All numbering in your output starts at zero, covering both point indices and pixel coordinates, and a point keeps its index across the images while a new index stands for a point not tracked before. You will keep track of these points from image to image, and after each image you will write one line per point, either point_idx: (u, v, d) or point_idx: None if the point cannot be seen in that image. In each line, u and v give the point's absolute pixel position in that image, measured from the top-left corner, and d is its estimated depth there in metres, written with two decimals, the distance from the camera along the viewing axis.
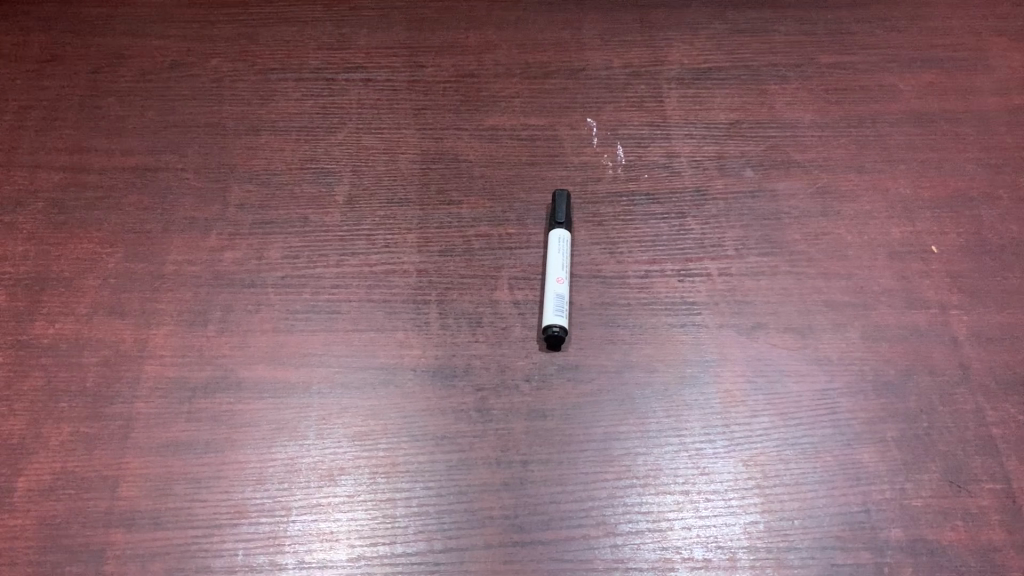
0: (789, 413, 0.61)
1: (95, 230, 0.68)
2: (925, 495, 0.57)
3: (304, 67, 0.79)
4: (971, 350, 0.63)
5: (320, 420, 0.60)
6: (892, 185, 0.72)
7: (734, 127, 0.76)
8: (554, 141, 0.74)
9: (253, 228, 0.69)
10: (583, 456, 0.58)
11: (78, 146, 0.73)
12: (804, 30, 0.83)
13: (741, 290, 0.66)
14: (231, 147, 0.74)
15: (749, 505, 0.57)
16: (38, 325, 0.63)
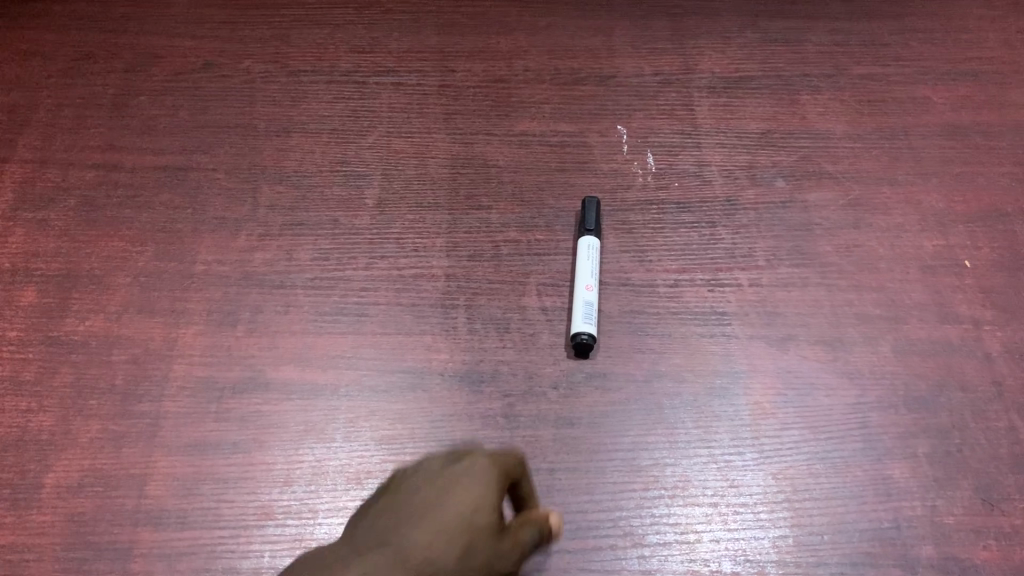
0: (820, 427, 0.60)
1: (126, 229, 0.69)
2: (957, 512, 0.57)
3: (336, 70, 0.79)
4: (1005, 367, 0.63)
5: (348, 422, 0.60)
6: (925, 198, 0.72)
7: (765, 137, 0.75)
8: (584, 148, 0.74)
9: (284, 229, 0.69)
10: (611, 465, 0.58)
11: (110, 145, 0.74)
12: (837, 40, 0.82)
13: (772, 301, 0.66)
14: (263, 148, 0.74)
15: (778, 519, 0.56)
16: (69, 322, 0.64)
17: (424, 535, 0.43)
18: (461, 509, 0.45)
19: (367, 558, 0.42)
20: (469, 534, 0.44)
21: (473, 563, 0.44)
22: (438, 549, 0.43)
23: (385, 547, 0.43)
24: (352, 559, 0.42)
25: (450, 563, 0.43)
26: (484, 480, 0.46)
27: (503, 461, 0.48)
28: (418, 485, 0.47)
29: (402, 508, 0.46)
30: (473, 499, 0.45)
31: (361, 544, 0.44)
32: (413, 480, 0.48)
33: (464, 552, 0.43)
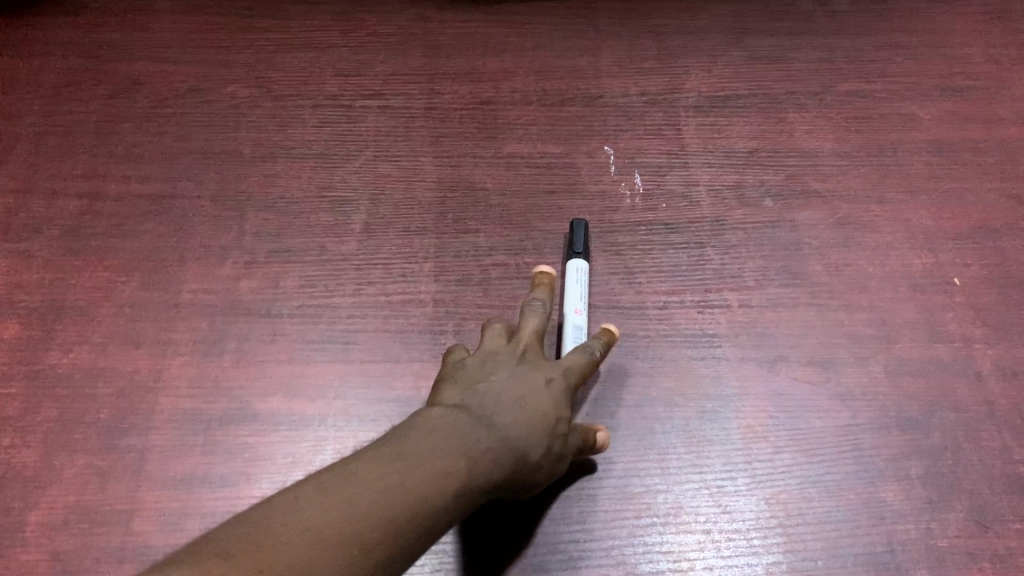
0: (812, 450, 0.60)
1: (111, 258, 0.68)
2: (951, 535, 0.57)
3: (321, 94, 0.79)
4: (997, 386, 0.62)
5: (336, 453, 0.60)
6: (914, 215, 0.71)
7: (752, 156, 0.75)
8: (572, 169, 0.74)
9: (270, 256, 0.68)
10: (602, 492, 0.58)
11: (94, 173, 0.73)
12: (823, 57, 0.82)
13: (762, 322, 0.65)
14: (248, 175, 0.73)
15: (772, 545, 0.56)
16: (53, 355, 0.63)
17: (526, 411, 0.50)
18: (553, 387, 0.53)
19: (483, 424, 0.49)
20: (562, 407, 0.52)
21: (558, 438, 0.52)
22: (541, 419, 0.50)
23: (498, 417, 0.49)
24: (471, 428, 0.48)
25: (552, 433, 0.51)
26: (567, 365, 0.55)
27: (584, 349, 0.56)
28: (505, 364, 0.53)
29: (497, 390, 0.51)
30: (559, 390, 0.53)
31: (469, 413, 0.49)
32: (492, 352, 0.55)
33: (558, 420, 0.52)
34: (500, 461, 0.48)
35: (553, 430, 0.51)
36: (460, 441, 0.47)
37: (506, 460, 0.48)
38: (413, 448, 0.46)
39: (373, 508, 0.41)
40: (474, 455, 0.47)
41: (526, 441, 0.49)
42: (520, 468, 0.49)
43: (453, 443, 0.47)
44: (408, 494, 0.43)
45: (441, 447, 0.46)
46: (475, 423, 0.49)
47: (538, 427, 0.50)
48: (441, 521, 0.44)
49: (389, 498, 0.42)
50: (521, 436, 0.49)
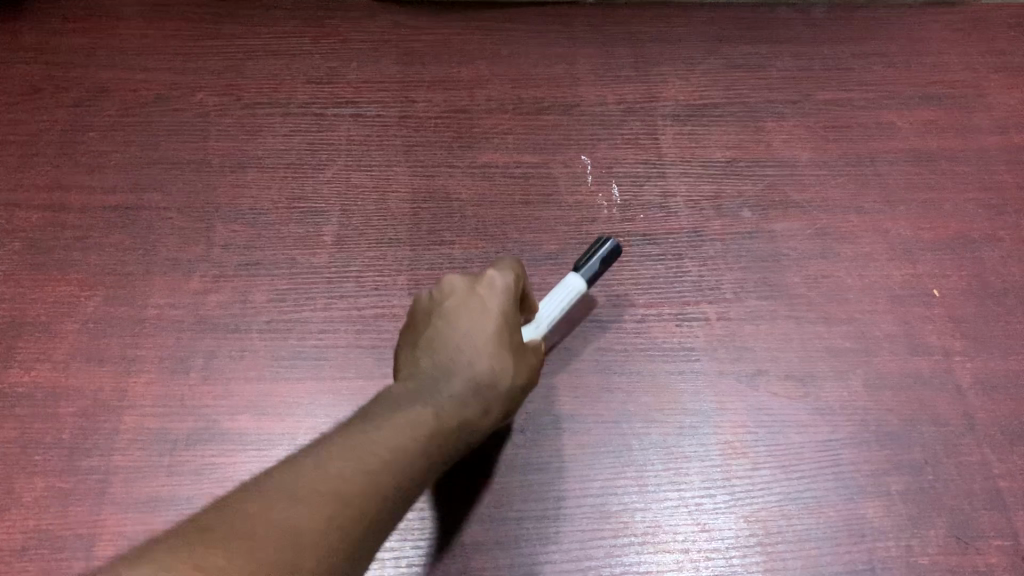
0: (791, 466, 0.59)
1: (74, 272, 0.66)
2: (932, 552, 0.56)
3: (292, 102, 0.77)
4: (976, 399, 0.62)
5: None
6: (893, 226, 0.71)
7: (731, 166, 0.74)
8: (548, 179, 0.73)
9: (238, 269, 0.67)
10: (579, 512, 0.57)
11: (58, 184, 0.71)
12: (801, 66, 0.81)
13: (741, 335, 0.64)
14: (217, 185, 0.71)
15: (751, 564, 0.56)
16: (13, 373, 0.61)
17: (478, 341, 0.53)
18: (495, 306, 0.55)
19: (442, 370, 0.53)
20: (509, 326, 0.55)
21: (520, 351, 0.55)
22: (497, 342, 0.54)
23: (454, 357, 0.53)
24: (431, 378, 0.52)
25: (509, 353, 0.54)
26: (510, 278, 0.57)
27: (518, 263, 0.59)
28: (446, 305, 0.56)
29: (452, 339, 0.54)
30: (497, 311, 0.55)
31: (423, 370, 0.53)
32: (431, 293, 0.57)
33: (513, 340, 0.55)
34: (467, 395, 0.52)
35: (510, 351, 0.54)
36: (421, 396, 0.51)
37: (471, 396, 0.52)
38: (376, 412, 0.49)
39: (352, 457, 0.44)
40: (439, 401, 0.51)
41: (486, 367, 0.53)
42: (492, 393, 0.53)
43: (416, 397, 0.51)
44: (381, 445, 0.46)
45: (402, 404, 0.50)
46: (432, 373, 0.53)
47: (498, 351, 0.54)
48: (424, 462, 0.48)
49: (360, 452, 0.45)
50: (482, 365, 0.53)
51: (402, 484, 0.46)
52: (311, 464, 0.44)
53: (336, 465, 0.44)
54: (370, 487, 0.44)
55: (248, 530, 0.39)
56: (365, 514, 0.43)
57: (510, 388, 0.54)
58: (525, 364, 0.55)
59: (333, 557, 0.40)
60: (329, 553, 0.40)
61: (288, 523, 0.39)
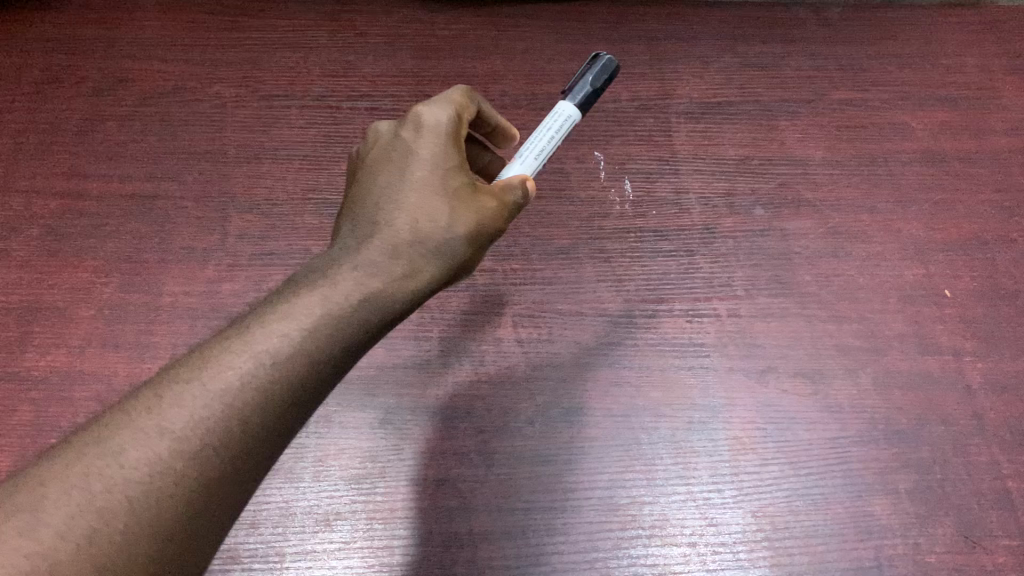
0: (799, 463, 0.59)
1: (91, 258, 0.67)
2: (939, 550, 0.56)
3: (308, 95, 0.78)
4: (986, 399, 0.62)
5: (317, 461, 0.58)
6: (905, 226, 0.71)
7: (744, 164, 0.74)
8: (561, 174, 0.73)
9: (253, 259, 0.67)
10: (588, 504, 0.57)
11: (76, 172, 0.72)
12: (816, 65, 0.81)
13: (751, 331, 0.65)
14: (232, 175, 0.72)
15: (757, 559, 0.56)
16: (30, 357, 0.62)
17: (402, 194, 0.49)
18: (423, 152, 0.51)
19: (363, 233, 0.49)
20: (442, 170, 0.51)
21: (458, 195, 0.50)
22: (423, 193, 0.49)
23: (376, 217, 0.49)
24: (349, 245, 0.48)
25: (442, 203, 0.49)
26: (446, 115, 0.52)
27: (465, 97, 0.54)
28: (372, 157, 0.53)
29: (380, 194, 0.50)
30: (427, 158, 0.51)
31: (346, 234, 0.49)
32: (364, 145, 0.54)
33: (449, 186, 0.50)
34: (392, 255, 0.47)
35: (443, 201, 0.49)
36: (339, 263, 0.47)
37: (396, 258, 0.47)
38: (286, 290, 0.45)
39: (249, 338, 0.42)
40: (353, 269, 0.46)
41: (412, 222, 0.48)
42: (418, 253, 0.48)
43: (330, 268, 0.46)
44: (269, 326, 0.42)
45: (313, 277, 0.46)
46: (352, 236, 0.49)
47: (425, 202, 0.49)
48: (334, 334, 0.43)
49: (245, 336, 0.42)
50: (403, 221, 0.48)
51: (306, 355, 0.42)
52: (185, 365, 0.41)
53: (209, 363, 0.40)
54: (243, 379, 0.40)
55: (72, 469, 0.36)
56: (238, 411, 0.39)
57: (441, 243, 0.48)
58: (466, 210, 0.50)
59: (180, 484, 0.37)
60: (174, 478, 0.37)
61: (129, 447, 0.37)
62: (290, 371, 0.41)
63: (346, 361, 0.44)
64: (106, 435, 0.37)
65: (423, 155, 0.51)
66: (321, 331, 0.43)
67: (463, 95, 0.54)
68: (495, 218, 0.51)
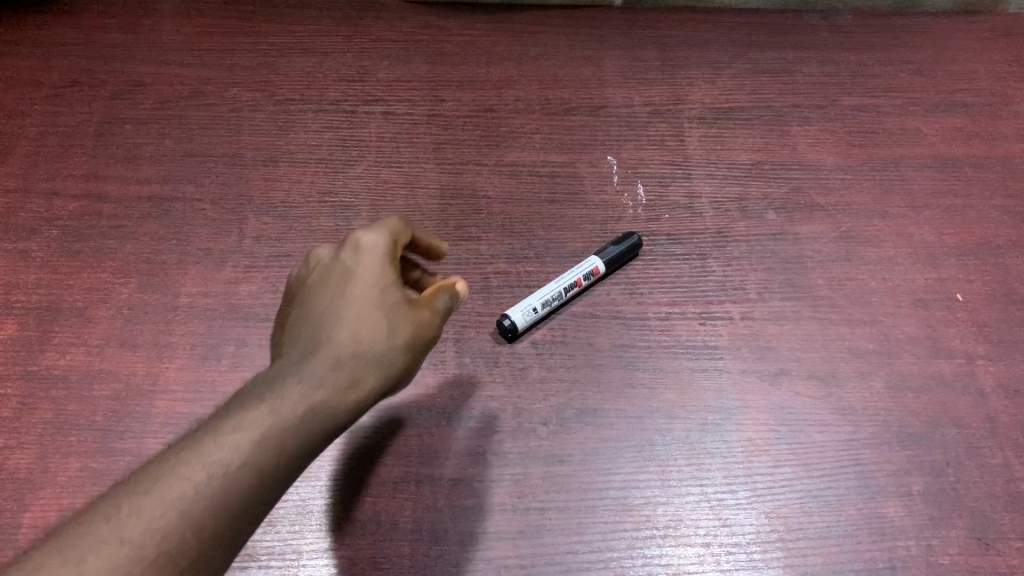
0: (813, 464, 0.59)
1: (110, 260, 0.68)
2: (952, 552, 0.56)
3: (324, 100, 0.79)
4: (999, 402, 0.62)
5: (334, 460, 0.58)
6: (917, 231, 0.71)
7: (756, 168, 0.75)
8: (574, 178, 0.74)
9: (269, 260, 0.68)
10: (602, 504, 0.57)
11: (94, 174, 0.73)
12: (827, 72, 0.82)
13: (763, 334, 0.65)
14: (249, 178, 0.73)
15: (771, 559, 0.56)
16: (49, 357, 0.62)
17: (343, 307, 0.49)
18: (363, 268, 0.51)
19: (307, 345, 0.48)
20: (382, 286, 0.51)
21: (399, 309, 0.50)
22: (363, 306, 0.49)
23: (317, 330, 0.49)
24: (294, 356, 0.48)
25: (382, 315, 0.50)
26: (381, 237, 0.53)
27: (400, 223, 0.56)
28: (311, 276, 0.53)
29: (320, 309, 0.50)
30: (365, 275, 0.51)
31: (287, 346, 0.49)
32: (301, 268, 0.54)
33: (387, 299, 0.50)
34: (336, 366, 0.47)
35: (384, 313, 0.50)
36: (284, 374, 0.46)
37: (340, 366, 0.47)
38: (232, 404, 0.45)
39: (197, 453, 0.41)
40: (299, 379, 0.46)
41: (354, 332, 0.48)
42: (362, 363, 0.48)
43: (277, 378, 0.46)
44: (219, 437, 0.42)
45: (258, 389, 0.45)
46: (295, 348, 0.48)
47: (365, 314, 0.49)
48: (284, 444, 0.43)
49: (194, 449, 0.42)
50: (347, 333, 0.48)
51: (257, 464, 0.42)
52: (132, 482, 0.40)
53: (160, 478, 0.40)
54: (196, 492, 0.40)
55: None
56: (191, 521, 0.39)
57: (383, 353, 0.49)
58: (405, 323, 0.50)
59: None
60: None
61: (84, 555, 0.37)
62: (239, 483, 0.41)
63: (291, 474, 0.44)
64: (62, 546, 0.37)
65: (361, 272, 0.51)
66: (270, 442, 0.43)
67: (397, 221, 0.55)
68: (431, 329, 0.52)
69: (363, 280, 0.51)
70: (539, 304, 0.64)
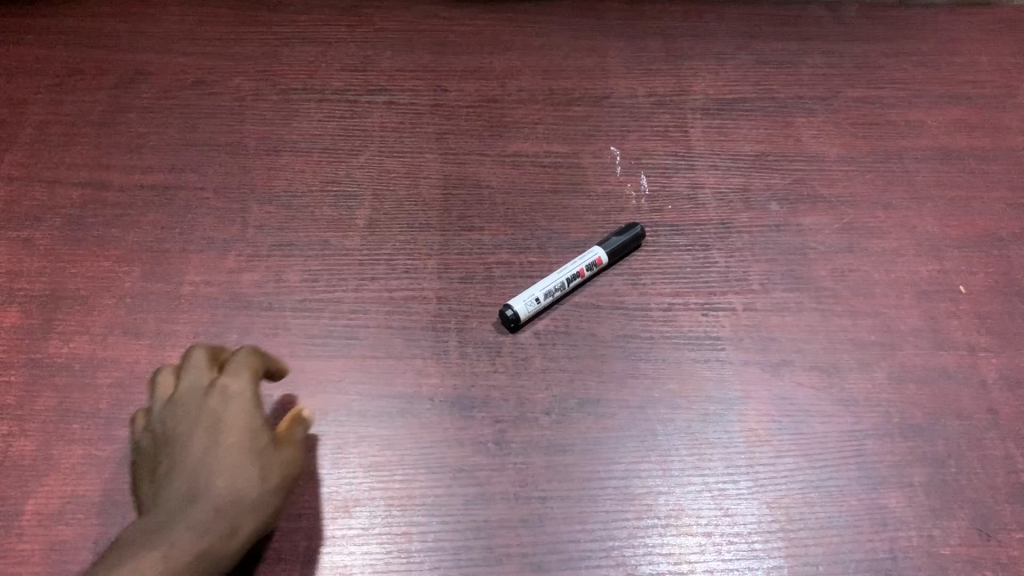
0: (814, 455, 0.59)
1: (113, 248, 0.68)
2: (953, 543, 0.56)
3: (327, 89, 0.79)
4: (1001, 394, 0.62)
5: (337, 448, 0.58)
6: (920, 223, 0.71)
7: (760, 159, 0.75)
8: (577, 169, 0.74)
9: (272, 250, 0.68)
10: (604, 493, 0.57)
11: (98, 163, 0.73)
12: (831, 63, 0.82)
13: (766, 326, 0.65)
14: (252, 167, 0.73)
15: (773, 549, 0.56)
16: (53, 344, 0.62)
17: (216, 455, 0.51)
18: (233, 413, 0.52)
19: (184, 494, 0.49)
20: (253, 431, 0.52)
21: (270, 452, 0.52)
22: (232, 454, 0.51)
23: (191, 479, 0.49)
24: (173, 505, 0.49)
25: (256, 461, 0.51)
26: (249, 380, 0.55)
27: (259, 356, 0.57)
28: (179, 416, 0.53)
29: (193, 453, 0.51)
30: (236, 419, 0.52)
31: (162, 494, 0.50)
32: (163, 406, 0.54)
33: (259, 444, 0.52)
34: (215, 517, 0.48)
35: (258, 459, 0.51)
36: (164, 526, 0.47)
37: (222, 515, 0.48)
38: (112, 555, 0.46)
39: None
40: (181, 533, 0.47)
41: (231, 482, 0.50)
42: (241, 506, 0.49)
43: (157, 530, 0.47)
44: None
45: (137, 544, 0.46)
46: (168, 502, 0.49)
47: (240, 463, 0.51)
48: None
49: None
50: (225, 481, 0.50)
51: None
52: None
53: None
54: None
55: None
56: None
57: (260, 498, 0.50)
58: (275, 464, 0.52)
59: None
60: None
61: None
62: None
63: None
64: None
65: (232, 415, 0.52)
66: None
67: (258, 355, 0.57)
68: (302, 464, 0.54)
69: (236, 424, 0.52)
70: (541, 294, 0.64)
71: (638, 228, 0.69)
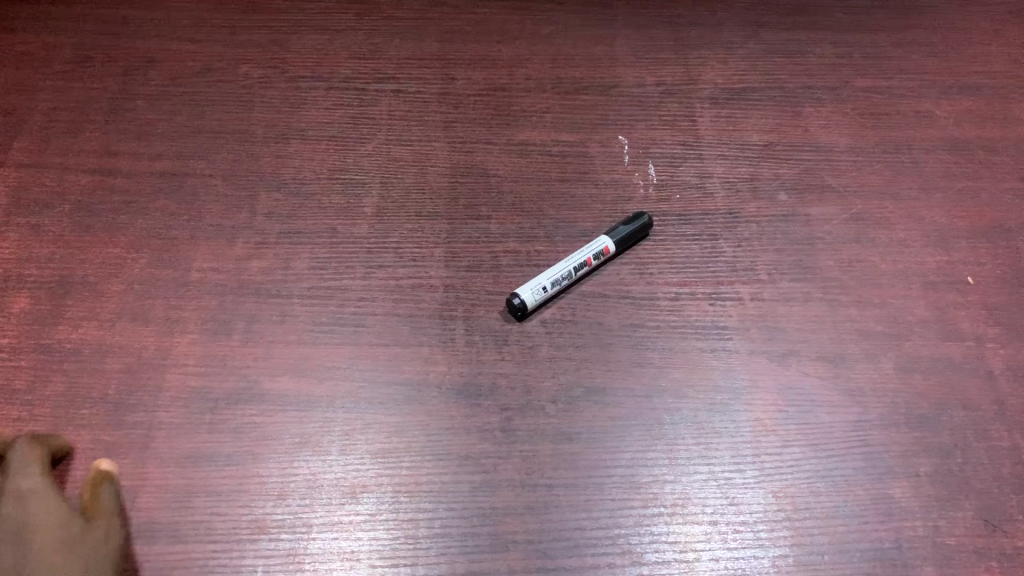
0: (820, 444, 0.60)
1: (122, 235, 0.68)
2: (959, 533, 0.56)
3: (335, 77, 0.79)
4: (1007, 385, 0.62)
5: (344, 435, 0.59)
6: (929, 213, 0.71)
7: (768, 149, 0.75)
8: (585, 158, 0.74)
9: (280, 237, 0.68)
10: (610, 481, 0.57)
11: (106, 150, 0.73)
12: (840, 53, 0.82)
13: (773, 315, 0.65)
14: (260, 154, 0.73)
15: (778, 538, 0.56)
16: (62, 330, 0.63)
17: (26, 563, 0.51)
18: (35, 520, 0.53)
19: None
20: (58, 533, 0.53)
21: (82, 540, 0.53)
22: (42, 557, 0.52)
23: None
24: None
25: (71, 557, 0.52)
26: (34, 479, 0.55)
27: (35, 444, 0.57)
28: None
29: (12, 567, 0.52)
30: (39, 526, 0.53)
31: None
32: None
33: (67, 540, 0.53)
34: None
35: (73, 555, 0.52)
36: None
37: None
38: None
39: None
40: None
41: None
42: None
43: None
44: None
45: None
46: None
47: (53, 566, 0.51)
48: None
49: None
50: None
51: None
52: None
53: None
54: None
55: None
56: None
57: None
58: (91, 544, 0.53)
59: None
60: None
61: None
62: None
63: None
64: None
65: (36, 521, 0.53)
66: None
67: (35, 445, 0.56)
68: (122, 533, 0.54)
69: (44, 531, 0.53)
70: (548, 283, 0.64)
71: (646, 217, 0.69)
